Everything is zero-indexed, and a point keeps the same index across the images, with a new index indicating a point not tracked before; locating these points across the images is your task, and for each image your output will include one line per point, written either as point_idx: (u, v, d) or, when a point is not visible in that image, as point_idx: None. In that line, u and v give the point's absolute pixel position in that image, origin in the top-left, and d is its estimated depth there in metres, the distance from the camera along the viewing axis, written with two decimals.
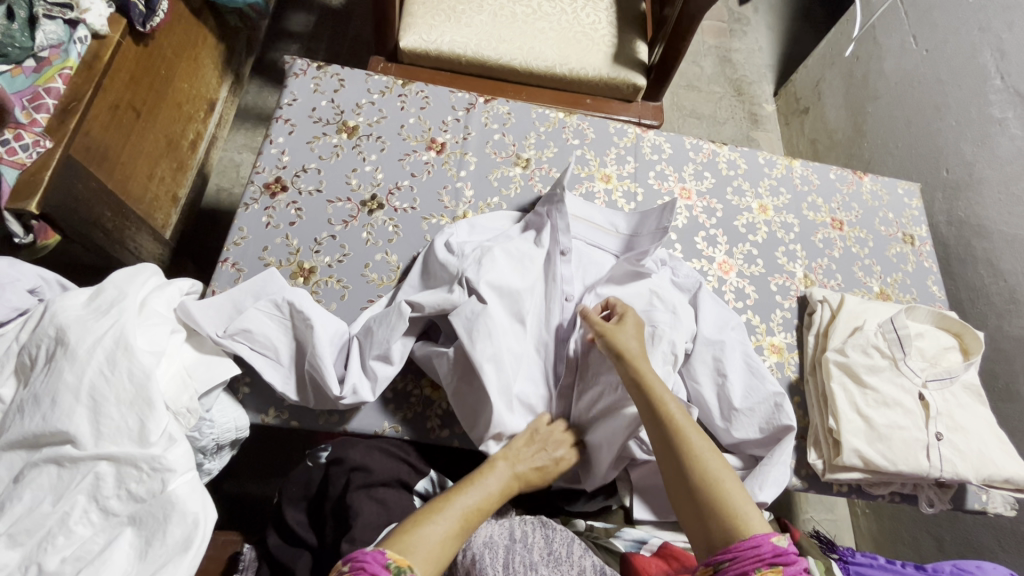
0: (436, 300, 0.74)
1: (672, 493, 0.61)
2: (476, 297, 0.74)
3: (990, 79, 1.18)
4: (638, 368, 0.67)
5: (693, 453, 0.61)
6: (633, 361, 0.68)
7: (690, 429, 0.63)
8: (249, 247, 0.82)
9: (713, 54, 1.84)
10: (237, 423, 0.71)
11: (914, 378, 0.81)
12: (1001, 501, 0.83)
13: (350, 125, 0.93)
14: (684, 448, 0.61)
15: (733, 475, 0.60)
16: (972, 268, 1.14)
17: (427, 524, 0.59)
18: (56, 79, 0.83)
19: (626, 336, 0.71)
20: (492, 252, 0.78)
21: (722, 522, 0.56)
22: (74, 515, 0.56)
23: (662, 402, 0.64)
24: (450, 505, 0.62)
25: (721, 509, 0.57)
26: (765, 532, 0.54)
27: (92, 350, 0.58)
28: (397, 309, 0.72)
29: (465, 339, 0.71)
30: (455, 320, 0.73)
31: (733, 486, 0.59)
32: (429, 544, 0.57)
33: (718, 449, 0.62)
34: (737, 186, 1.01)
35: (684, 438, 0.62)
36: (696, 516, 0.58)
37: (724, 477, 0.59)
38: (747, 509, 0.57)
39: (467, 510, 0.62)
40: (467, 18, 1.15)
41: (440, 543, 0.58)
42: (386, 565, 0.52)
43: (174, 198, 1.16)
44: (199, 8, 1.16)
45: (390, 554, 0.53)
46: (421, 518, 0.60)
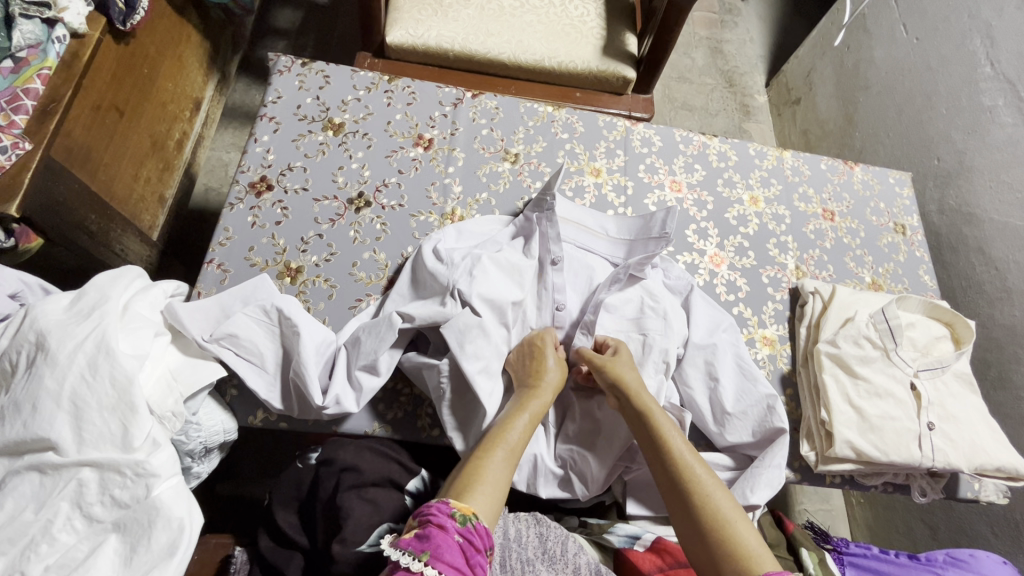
0: (429, 312, 0.73)
1: (681, 532, 0.61)
2: (469, 309, 0.74)
3: (980, 67, 1.17)
4: (642, 404, 0.68)
5: (700, 490, 0.62)
6: (635, 397, 0.69)
7: (695, 465, 0.64)
8: (235, 247, 0.81)
9: (704, 45, 1.83)
10: (225, 426, 0.70)
11: (906, 368, 0.81)
12: (993, 489, 0.83)
13: (336, 122, 0.92)
14: (690, 485, 0.62)
15: (740, 512, 0.61)
16: (963, 257, 1.14)
17: (482, 475, 0.60)
18: (34, 80, 0.81)
19: (624, 368, 0.72)
20: (482, 262, 0.77)
21: (735, 561, 0.57)
22: (58, 522, 0.55)
23: (667, 436, 0.66)
24: (496, 452, 0.62)
25: (730, 547, 0.58)
26: (777, 571, 0.55)
27: (73, 355, 0.57)
28: (388, 320, 0.72)
29: (456, 351, 0.71)
30: (446, 331, 0.72)
31: (739, 518, 0.60)
32: (490, 494, 0.59)
33: (724, 485, 0.63)
34: (727, 178, 1.01)
35: (690, 475, 0.63)
36: (705, 555, 0.59)
37: (732, 515, 0.60)
38: (758, 546, 0.58)
39: (511, 452, 0.63)
40: (454, 12, 1.14)
41: (498, 490, 0.59)
42: (451, 514, 0.54)
43: (160, 198, 1.14)
44: (182, 5, 1.14)
45: (453, 504, 0.56)
46: (473, 468, 0.60)
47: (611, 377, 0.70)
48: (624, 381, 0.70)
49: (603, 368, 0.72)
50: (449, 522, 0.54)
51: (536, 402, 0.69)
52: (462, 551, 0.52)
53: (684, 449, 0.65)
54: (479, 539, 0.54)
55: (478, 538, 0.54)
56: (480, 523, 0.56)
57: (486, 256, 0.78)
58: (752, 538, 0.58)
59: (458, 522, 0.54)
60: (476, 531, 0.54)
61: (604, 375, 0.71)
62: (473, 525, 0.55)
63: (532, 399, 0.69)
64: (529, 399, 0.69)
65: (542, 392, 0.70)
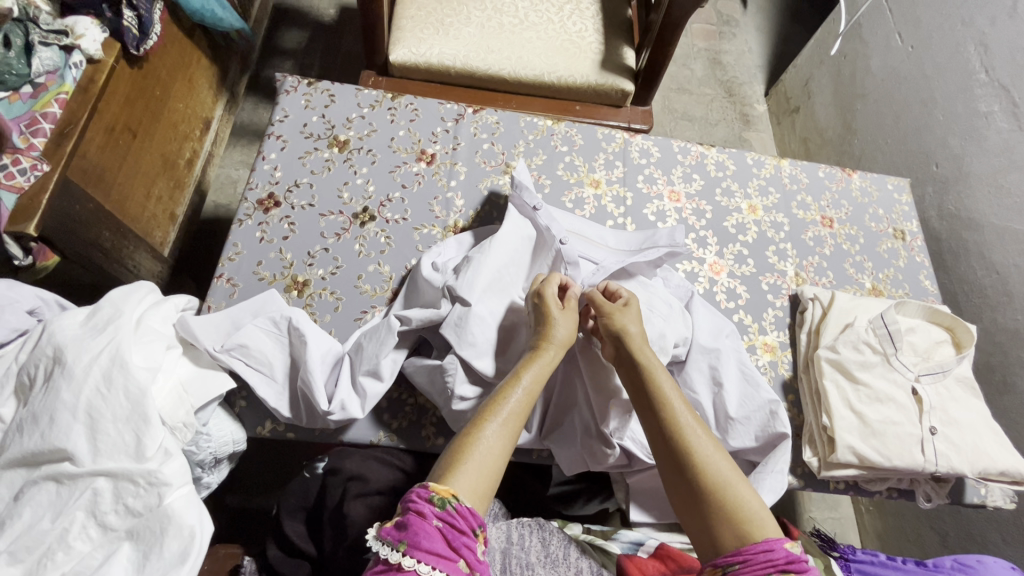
0: (425, 313, 0.75)
1: (677, 494, 0.61)
2: (460, 303, 0.74)
3: (975, 73, 1.19)
4: (643, 359, 0.68)
5: (698, 451, 0.61)
6: (635, 351, 0.69)
7: (693, 423, 0.63)
8: (243, 262, 0.83)
9: (703, 56, 1.85)
10: (234, 436, 0.71)
11: (907, 373, 0.81)
12: (999, 494, 0.83)
13: (341, 139, 0.95)
14: (689, 446, 0.61)
15: (739, 473, 0.61)
16: (965, 262, 1.14)
17: (471, 448, 0.58)
18: (52, 104, 0.85)
19: (628, 320, 0.71)
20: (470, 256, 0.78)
21: (732, 523, 0.57)
22: (73, 531, 0.57)
23: (667, 399, 0.65)
24: (490, 421, 0.61)
25: (729, 509, 0.58)
26: (778, 536, 0.56)
27: (89, 368, 0.59)
28: (387, 323, 0.74)
29: (456, 350, 0.72)
30: (444, 329, 0.74)
31: (737, 480, 0.60)
32: (476, 471, 0.57)
33: (722, 445, 0.63)
34: (726, 187, 1.02)
35: (688, 434, 0.62)
36: (702, 517, 0.59)
37: (731, 477, 0.60)
38: (758, 509, 0.58)
39: (505, 420, 0.61)
40: (455, 30, 1.17)
41: (486, 467, 0.58)
42: (429, 498, 0.53)
43: (171, 216, 1.18)
44: (193, 30, 1.18)
45: (431, 487, 0.54)
46: (463, 444, 0.59)
47: (614, 328, 0.71)
48: (626, 333, 0.70)
49: (608, 319, 0.72)
50: (427, 508, 0.52)
51: (537, 366, 0.67)
52: (444, 537, 0.52)
53: (683, 407, 0.65)
54: (463, 521, 0.53)
55: (460, 521, 0.53)
56: (461, 505, 0.54)
57: (480, 253, 0.78)
58: (752, 501, 0.58)
59: (436, 506, 0.53)
60: (457, 513, 0.53)
61: (608, 327, 0.71)
62: (453, 507, 0.53)
63: (540, 353, 0.68)
64: (536, 354, 0.68)
65: (548, 349, 0.69)
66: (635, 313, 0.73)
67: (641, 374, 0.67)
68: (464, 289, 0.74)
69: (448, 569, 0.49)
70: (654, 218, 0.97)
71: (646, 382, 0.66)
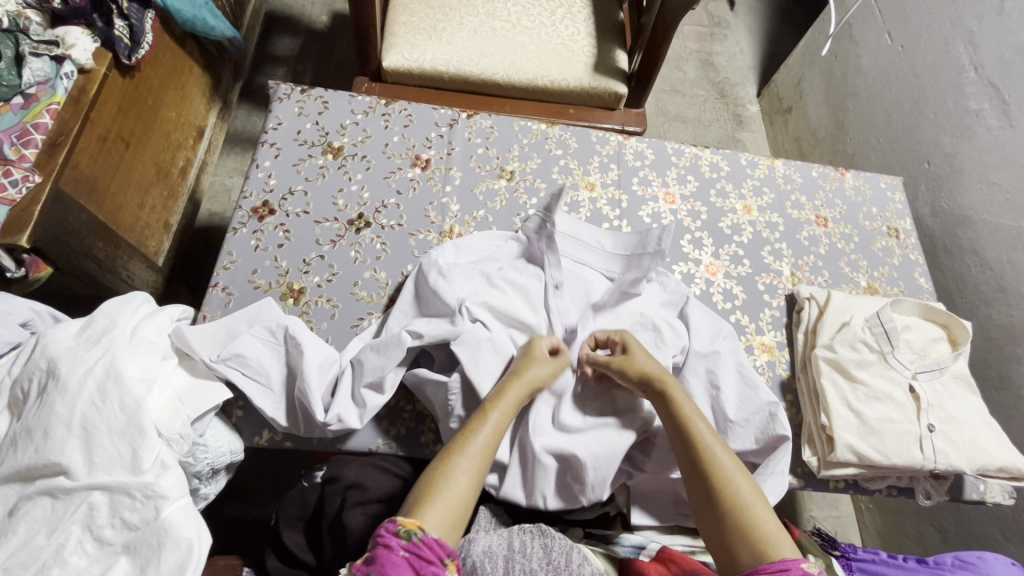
0: (439, 330, 0.75)
1: (700, 514, 0.63)
2: (478, 324, 0.76)
3: (964, 72, 1.20)
4: (666, 387, 0.70)
5: (720, 473, 0.63)
6: (658, 380, 0.70)
7: (717, 447, 0.65)
8: (238, 271, 0.83)
9: (696, 58, 1.86)
10: (232, 447, 0.71)
11: (904, 371, 0.81)
12: (999, 490, 0.83)
13: (335, 146, 0.95)
14: (711, 467, 0.64)
15: (759, 494, 0.62)
16: (958, 259, 1.15)
17: (442, 482, 0.59)
18: (43, 115, 0.85)
19: (642, 353, 0.73)
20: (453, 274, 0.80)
21: (749, 543, 0.59)
22: (69, 546, 0.56)
23: (690, 422, 0.67)
24: (459, 457, 0.62)
25: (748, 530, 0.59)
26: (795, 556, 0.57)
27: (83, 380, 0.59)
28: (397, 339, 0.74)
29: (468, 367, 0.73)
30: (457, 347, 0.74)
31: (756, 501, 0.62)
32: (446, 505, 0.58)
33: (743, 468, 0.64)
34: (720, 188, 1.02)
35: (710, 457, 0.64)
36: (720, 538, 0.61)
37: (752, 500, 0.62)
38: (774, 529, 0.59)
39: (474, 455, 0.62)
40: (448, 36, 1.17)
41: (454, 501, 0.59)
42: (394, 532, 0.54)
43: (165, 225, 1.17)
44: (185, 39, 1.18)
45: (399, 519, 0.55)
46: (434, 477, 0.60)
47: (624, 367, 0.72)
48: (645, 363, 0.72)
49: (615, 365, 0.72)
50: (393, 540, 0.53)
51: (505, 403, 0.67)
52: (411, 565, 0.52)
53: (706, 431, 0.67)
54: (430, 551, 0.54)
55: (426, 551, 0.54)
56: (426, 537, 0.55)
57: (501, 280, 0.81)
58: (769, 522, 0.60)
59: (403, 538, 0.54)
60: (423, 545, 0.54)
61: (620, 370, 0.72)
62: (419, 539, 0.54)
63: (506, 388, 0.68)
64: (505, 388, 0.68)
65: (517, 384, 0.69)
66: (643, 354, 0.74)
67: (665, 399, 0.69)
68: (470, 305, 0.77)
69: None
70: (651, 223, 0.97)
71: (670, 407, 0.68)
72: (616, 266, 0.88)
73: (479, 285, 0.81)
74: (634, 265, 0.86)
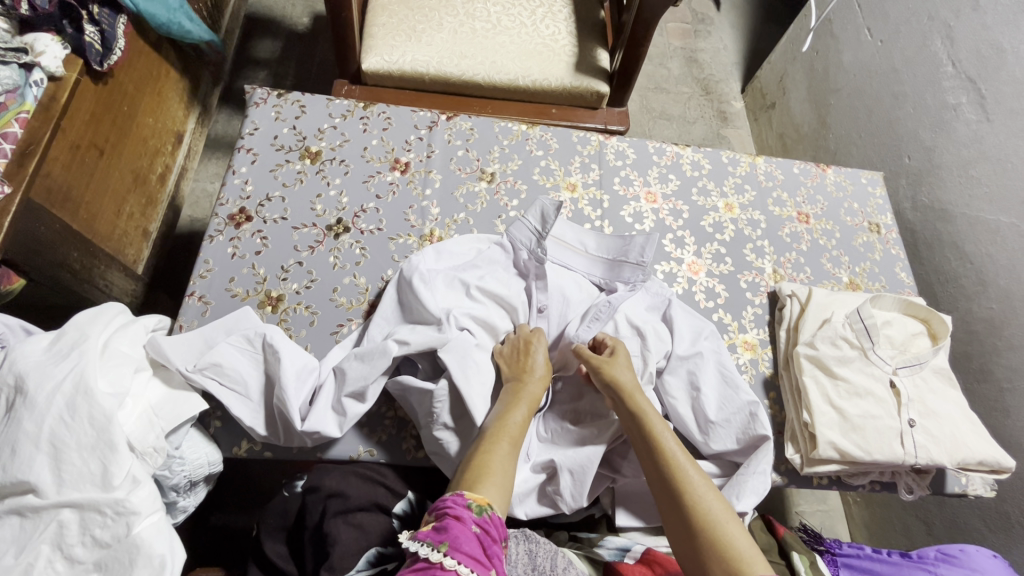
0: (426, 340, 0.74)
1: (672, 533, 0.61)
2: (465, 333, 0.76)
3: (943, 66, 1.20)
4: (635, 405, 0.69)
5: (689, 489, 0.61)
6: (628, 397, 0.70)
7: (686, 463, 0.64)
8: (215, 279, 0.82)
9: (679, 55, 1.86)
10: (209, 458, 0.70)
11: (884, 366, 0.82)
12: (980, 483, 0.84)
13: (313, 151, 0.94)
14: (680, 483, 0.62)
15: (731, 511, 0.60)
16: (939, 252, 1.15)
17: (489, 465, 0.63)
18: (13, 123, 0.82)
19: (618, 366, 0.72)
20: (434, 279, 0.80)
21: (722, 560, 0.56)
22: (39, 565, 0.55)
23: (659, 438, 0.66)
24: (501, 439, 0.66)
25: (720, 547, 0.57)
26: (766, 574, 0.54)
27: (51, 396, 0.58)
28: (382, 347, 0.73)
29: (457, 375, 0.72)
30: (446, 356, 0.73)
31: (727, 518, 0.59)
32: (499, 485, 0.62)
33: (714, 485, 0.62)
34: (702, 186, 1.02)
35: (680, 472, 0.63)
36: (693, 557, 0.58)
37: (722, 516, 0.59)
38: (748, 547, 0.57)
39: (515, 437, 0.67)
40: (427, 37, 1.16)
41: (505, 481, 0.63)
42: (468, 505, 0.58)
43: (144, 233, 1.15)
44: (160, 43, 1.16)
45: (467, 496, 0.59)
46: (482, 458, 0.64)
47: (608, 377, 0.71)
48: (617, 380, 0.71)
49: (598, 370, 0.73)
50: (465, 514, 0.57)
51: (528, 394, 0.73)
52: (480, 543, 0.56)
53: (676, 447, 0.65)
54: (495, 530, 0.58)
55: (493, 529, 0.57)
56: (494, 513, 0.59)
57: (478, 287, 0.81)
58: (742, 539, 0.57)
59: (474, 513, 0.57)
60: (492, 522, 0.57)
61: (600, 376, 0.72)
62: (488, 515, 0.58)
63: (524, 386, 0.73)
64: (518, 386, 0.73)
65: (531, 382, 0.74)
66: (625, 364, 0.74)
67: (635, 417, 0.68)
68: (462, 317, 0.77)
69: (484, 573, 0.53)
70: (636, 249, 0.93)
71: (639, 424, 0.67)
72: (598, 267, 0.88)
73: (458, 293, 0.81)
74: (616, 272, 0.87)
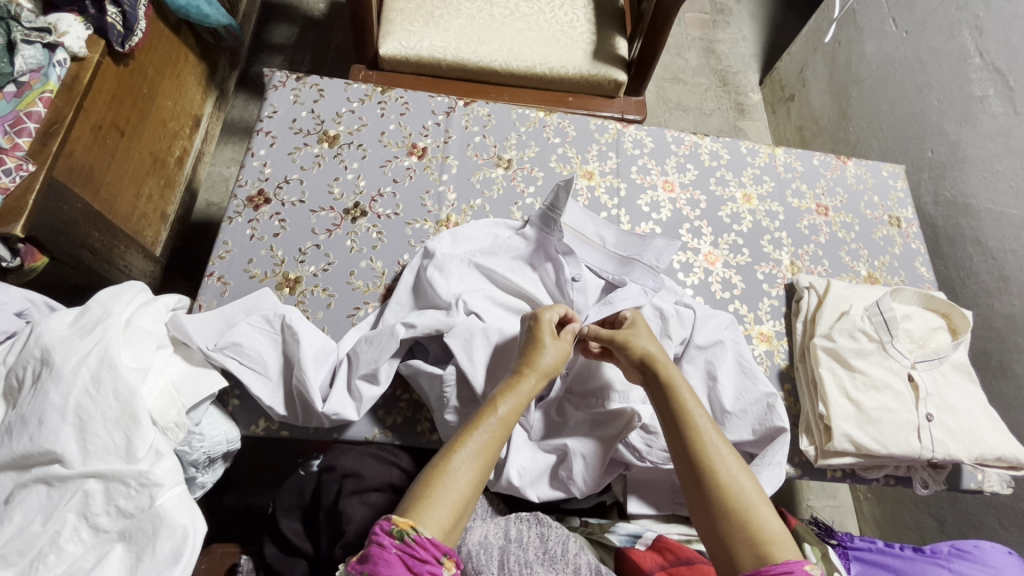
0: (434, 322, 0.74)
1: (699, 518, 0.60)
2: (474, 316, 0.76)
3: (970, 57, 1.18)
4: (666, 378, 0.67)
5: (720, 469, 0.60)
6: (660, 370, 0.68)
7: (717, 442, 0.62)
8: (234, 260, 0.82)
9: (697, 46, 1.84)
10: (229, 435, 0.71)
11: (903, 360, 0.81)
12: (997, 479, 0.83)
13: (331, 134, 0.94)
14: (710, 465, 0.60)
15: (762, 494, 0.59)
16: (960, 247, 1.14)
17: (440, 481, 0.56)
18: (37, 103, 0.83)
19: (645, 341, 0.71)
20: (452, 264, 0.81)
21: (752, 544, 0.55)
22: (65, 533, 0.57)
23: (690, 419, 0.64)
24: (459, 453, 0.59)
25: (750, 531, 0.56)
26: (797, 558, 0.54)
27: (77, 368, 0.59)
28: (390, 330, 0.73)
29: (463, 359, 0.73)
30: (451, 338, 0.74)
31: (758, 501, 0.58)
32: (444, 505, 0.55)
33: (747, 467, 0.61)
34: (720, 177, 1.01)
35: (711, 451, 0.61)
36: (718, 536, 0.58)
37: (754, 499, 0.59)
38: (778, 531, 0.56)
39: (477, 452, 0.59)
40: (445, 22, 1.16)
41: (455, 498, 0.56)
42: (388, 531, 0.52)
43: (162, 215, 1.17)
44: (179, 26, 1.17)
45: (394, 518, 0.53)
46: (434, 475, 0.57)
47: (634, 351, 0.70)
48: (647, 355, 0.69)
49: (621, 342, 0.71)
50: (386, 539, 0.52)
51: (512, 398, 0.64)
52: (404, 564, 0.51)
53: (707, 426, 0.64)
54: (424, 551, 0.51)
55: (420, 551, 0.51)
56: (421, 537, 0.52)
57: (491, 272, 0.82)
58: (773, 522, 0.57)
59: (396, 538, 0.52)
60: (417, 544, 0.51)
61: (624, 347, 0.71)
62: (412, 537, 0.52)
63: (518, 383, 0.66)
64: (514, 383, 0.66)
65: (531, 374, 0.67)
66: (650, 337, 0.72)
67: (666, 392, 0.66)
68: (476, 302, 0.78)
69: None
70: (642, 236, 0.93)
71: (670, 398, 0.66)
72: (612, 264, 0.86)
73: (474, 277, 0.82)
74: (627, 268, 0.85)
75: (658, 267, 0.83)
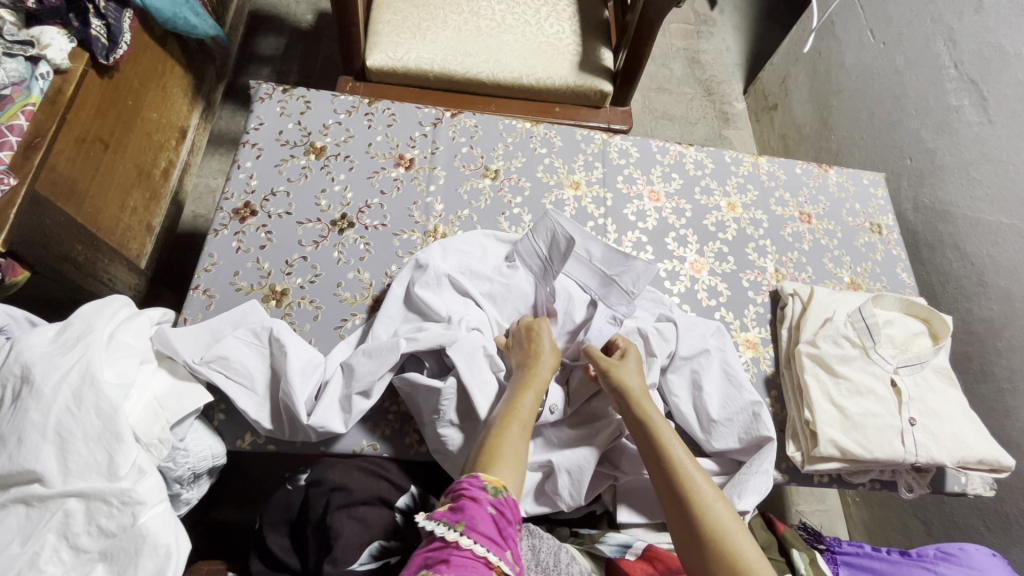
0: (436, 336, 0.74)
1: (681, 545, 0.62)
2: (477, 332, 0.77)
3: (944, 68, 1.21)
4: (645, 413, 0.69)
5: (699, 497, 0.62)
6: (636, 405, 0.69)
7: (694, 471, 0.64)
8: (219, 273, 0.82)
9: (682, 56, 1.87)
10: (213, 451, 0.70)
11: (885, 365, 0.82)
12: (980, 481, 0.84)
13: (318, 146, 0.94)
14: (689, 493, 0.62)
15: (739, 521, 0.61)
16: (940, 253, 1.16)
17: (505, 448, 0.63)
18: (19, 116, 0.82)
19: (627, 373, 0.72)
20: (446, 281, 0.81)
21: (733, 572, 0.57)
22: (44, 554, 0.55)
23: (668, 446, 0.66)
24: (513, 425, 0.65)
25: (729, 559, 0.58)
26: None
27: (58, 386, 0.58)
28: (391, 344, 0.73)
29: (465, 374, 0.73)
30: (454, 353, 0.73)
31: (736, 527, 0.60)
32: (515, 467, 0.62)
33: (723, 495, 0.63)
34: (704, 186, 1.03)
35: (691, 484, 0.63)
36: (699, 562, 0.60)
37: (731, 526, 0.60)
38: (756, 558, 0.58)
39: (523, 422, 0.66)
40: (432, 34, 1.17)
41: (520, 462, 0.63)
42: (483, 486, 0.57)
43: (148, 226, 1.16)
44: (165, 37, 1.16)
45: (483, 477, 0.58)
46: (496, 442, 0.63)
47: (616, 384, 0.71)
48: (628, 389, 0.71)
49: (607, 372, 0.72)
50: (481, 494, 0.56)
51: (538, 378, 0.72)
52: (496, 523, 0.55)
53: (684, 456, 0.65)
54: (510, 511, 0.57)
55: (508, 511, 0.57)
56: (509, 495, 0.58)
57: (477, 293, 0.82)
58: (751, 550, 0.59)
59: (490, 494, 0.57)
60: (507, 503, 0.57)
61: (609, 380, 0.72)
62: (503, 496, 0.58)
63: (536, 365, 0.73)
64: (533, 366, 0.73)
65: (542, 361, 0.73)
66: (635, 367, 0.74)
67: (645, 428, 0.67)
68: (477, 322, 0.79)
69: (499, 554, 0.53)
70: (628, 245, 0.94)
71: (649, 432, 0.67)
72: (595, 280, 0.84)
73: (463, 290, 0.82)
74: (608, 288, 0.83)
75: (633, 293, 0.82)
